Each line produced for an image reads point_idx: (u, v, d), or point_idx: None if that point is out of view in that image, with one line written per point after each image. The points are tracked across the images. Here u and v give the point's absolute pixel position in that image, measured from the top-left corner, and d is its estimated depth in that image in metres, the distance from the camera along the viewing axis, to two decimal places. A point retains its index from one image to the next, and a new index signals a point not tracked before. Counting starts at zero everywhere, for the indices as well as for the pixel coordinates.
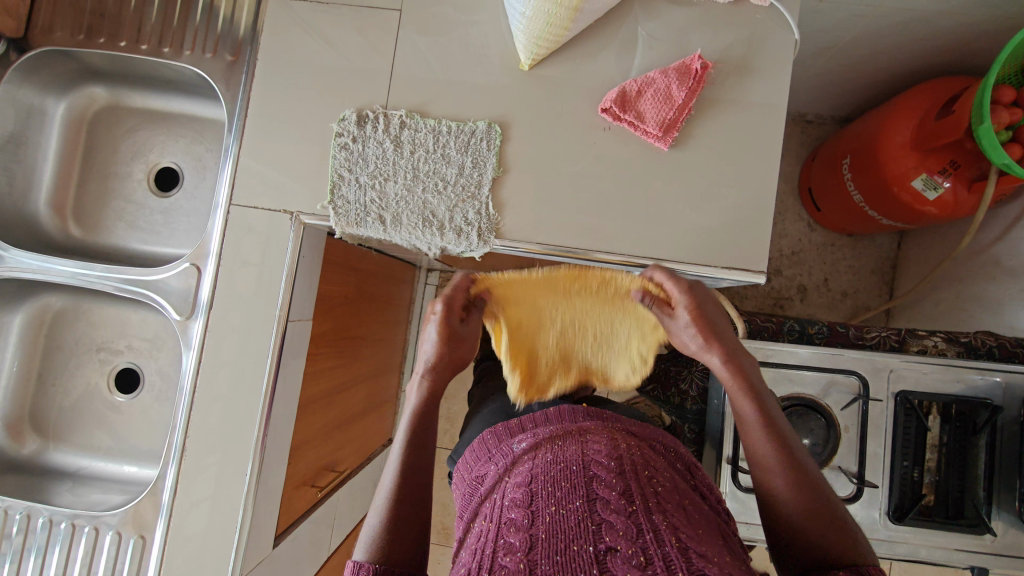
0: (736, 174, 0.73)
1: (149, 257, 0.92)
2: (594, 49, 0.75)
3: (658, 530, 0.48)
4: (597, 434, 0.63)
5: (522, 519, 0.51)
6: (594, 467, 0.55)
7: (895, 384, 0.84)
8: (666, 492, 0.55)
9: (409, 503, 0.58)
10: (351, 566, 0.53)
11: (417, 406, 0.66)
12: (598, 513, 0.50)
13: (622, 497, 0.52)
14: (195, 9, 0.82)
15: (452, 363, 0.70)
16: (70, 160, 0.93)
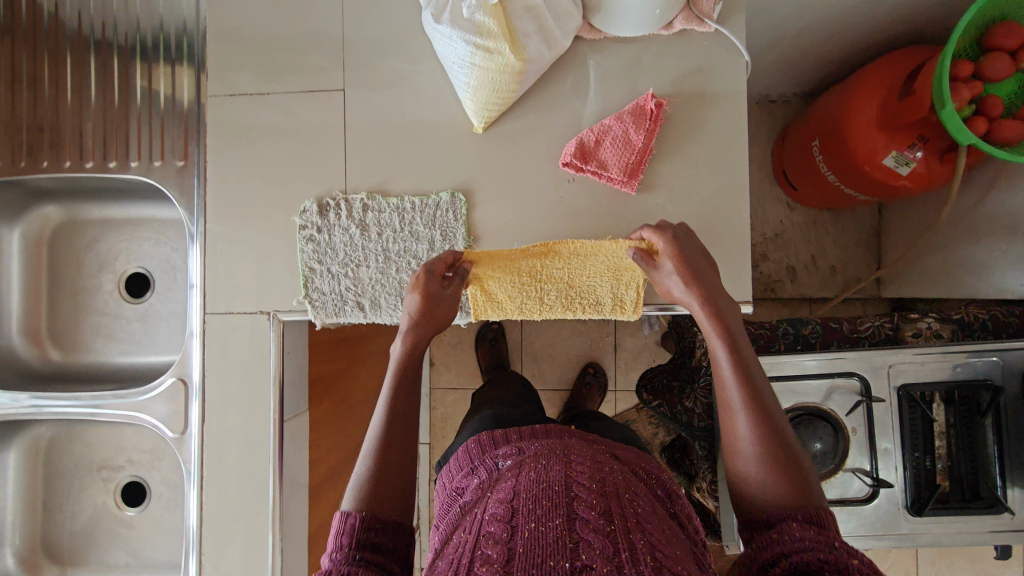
0: (709, 207, 0.72)
1: (134, 369, 0.90)
2: (544, 102, 0.73)
3: (635, 549, 0.45)
4: (580, 455, 0.60)
5: (500, 532, 0.48)
6: (576, 487, 0.52)
7: (895, 379, 0.84)
8: (648, 515, 0.52)
9: (386, 465, 0.54)
10: (339, 516, 0.50)
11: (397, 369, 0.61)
12: (577, 532, 0.46)
13: (602, 517, 0.49)
14: (134, 95, 0.83)
15: (429, 318, 0.64)
16: (35, 284, 0.91)
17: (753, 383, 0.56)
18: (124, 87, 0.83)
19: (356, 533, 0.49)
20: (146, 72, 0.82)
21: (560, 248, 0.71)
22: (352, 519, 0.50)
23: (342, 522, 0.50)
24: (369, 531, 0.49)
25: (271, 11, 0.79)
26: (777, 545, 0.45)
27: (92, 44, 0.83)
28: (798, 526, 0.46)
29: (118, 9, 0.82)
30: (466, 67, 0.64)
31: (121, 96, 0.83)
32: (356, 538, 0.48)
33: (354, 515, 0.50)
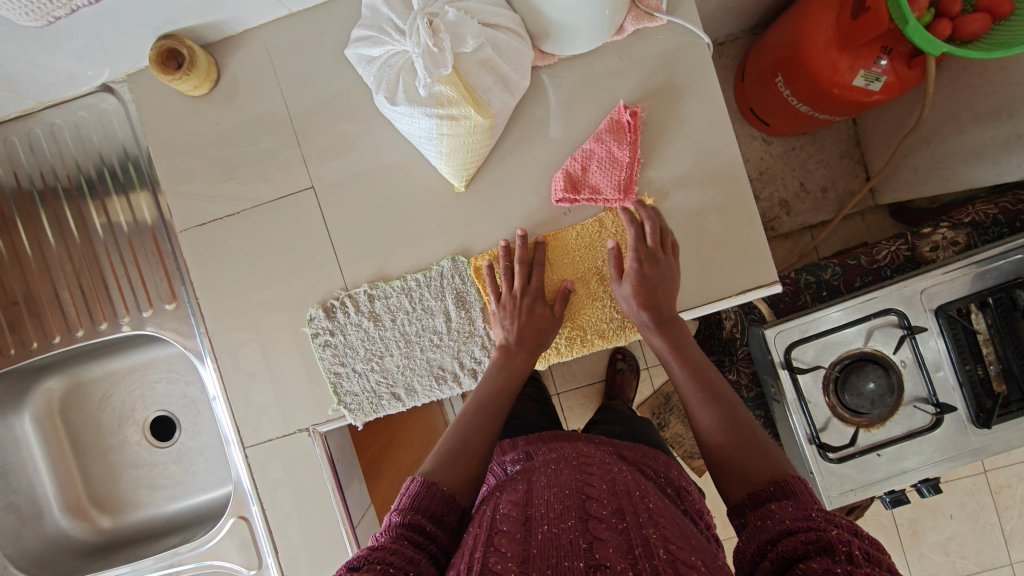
0: (710, 198, 0.69)
1: (185, 513, 0.88)
2: (517, 141, 0.71)
3: (650, 544, 0.41)
4: (588, 460, 0.56)
5: (516, 534, 0.43)
6: (587, 489, 0.48)
7: (929, 304, 0.83)
8: (661, 510, 0.48)
9: (462, 455, 0.57)
10: (415, 481, 0.52)
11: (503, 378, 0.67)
12: (591, 530, 0.42)
13: (614, 515, 0.44)
14: (99, 238, 0.78)
15: (541, 332, 0.69)
16: (62, 458, 0.88)
17: (717, 391, 0.61)
18: (83, 230, 0.78)
19: (431, 502, 0.50)
20: (101, 208, 0.77)
21: (565, 237, 0.71)
22: (431, 488, 0.51)
23: (421, 487, 0.51)
24: (433, 510, 0.50)
25: (212, 125, 0.75)
26: (763, 530, 0.46)
27: (36, 196, 0.78)
28: (778, 507, 0.46)
29: (52, 155, 0.77)
30: (434, 138, 0.61)
31: (84, 242, 0.78)
32: (428, 505, 0.50)
33: (435, 485, 0.52)
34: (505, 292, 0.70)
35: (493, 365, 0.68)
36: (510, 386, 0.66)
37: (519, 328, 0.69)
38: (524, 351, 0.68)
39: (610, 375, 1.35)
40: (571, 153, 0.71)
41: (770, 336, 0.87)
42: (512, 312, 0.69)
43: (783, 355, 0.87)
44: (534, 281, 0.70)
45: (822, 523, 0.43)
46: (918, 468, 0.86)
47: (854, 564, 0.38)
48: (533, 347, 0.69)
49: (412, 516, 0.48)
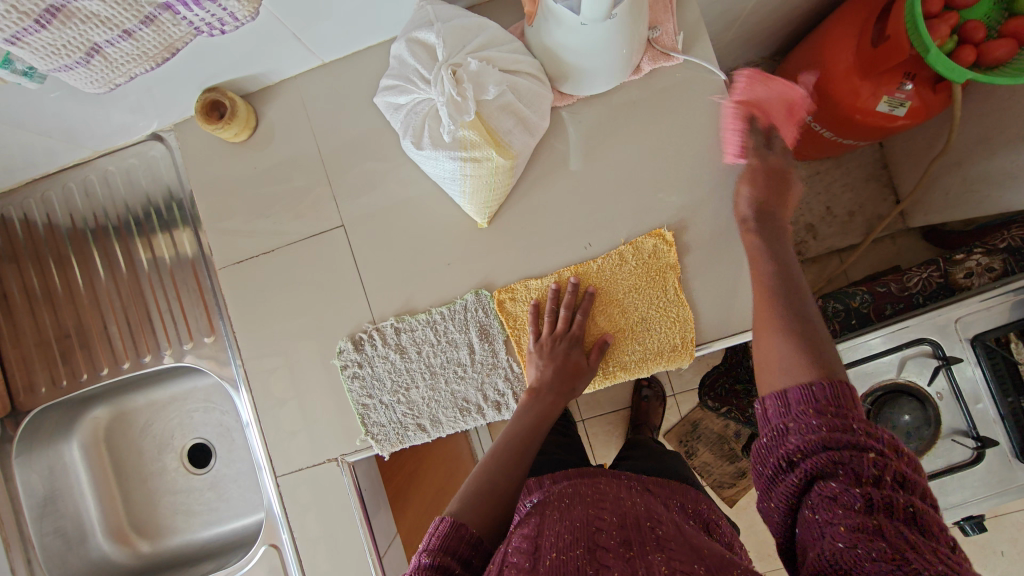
0: (731, 229, 0.70)
1: (219, 539, 0.90)
2: (538, 177, 0.73)
3: (653, 567, 0.41)
4: (600, 494, 0.56)
5: (525, 563, 0.43)
6: (597, 521, 0.48)
7: (966, 333, 0.81)
8: (671, 536, 0.47)
9: (489, 492, 0.57)
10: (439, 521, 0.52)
11: (533, 415, 0.68)
12: (597, 559, 0.42)
13: (622, 545, 0.44)
14: (144, 274, 0.83)
15: (571, 377, 0.70)
16: (105, 484, 0.92)
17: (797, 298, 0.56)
18: (131, 266, 0.83)
19: (458, 544, 0.49)
20: (148, 246, 0.82)
21: (586, 270, 0.72)
22: (459, 529, 0.51)
23: (449, 528, 0.51)
24: (454, 543, 0.49)
25: (251, 168, 0.80)
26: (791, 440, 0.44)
27: (90, 236, 0.83)
28: (817, 411, 0.44)
29: (105, 199, 0.83)
30: (458, 179, 0.64)
31: (132, 278, 0.83)
32: (453, 546, 0.49)
33: (463, 526, 0.51)
34: (545, 334, 0.71)
35: (522, 405, 0.70)
36: (539, 429, 0.67)
37: (552, 371, 0.70)
38: (555, 392, 0.69)
39: (635, 403, 1.33)
40: (592, 186, 0.72)
41: None
42: (546, 353, 0.71)
43: None
44: (575, 328, 0.70)
45: (860, 438, 0.41)
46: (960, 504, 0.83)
47: (878, 488, 0.38)
48: (560, 392, 0.69)
49: (440, 557, 0.48)
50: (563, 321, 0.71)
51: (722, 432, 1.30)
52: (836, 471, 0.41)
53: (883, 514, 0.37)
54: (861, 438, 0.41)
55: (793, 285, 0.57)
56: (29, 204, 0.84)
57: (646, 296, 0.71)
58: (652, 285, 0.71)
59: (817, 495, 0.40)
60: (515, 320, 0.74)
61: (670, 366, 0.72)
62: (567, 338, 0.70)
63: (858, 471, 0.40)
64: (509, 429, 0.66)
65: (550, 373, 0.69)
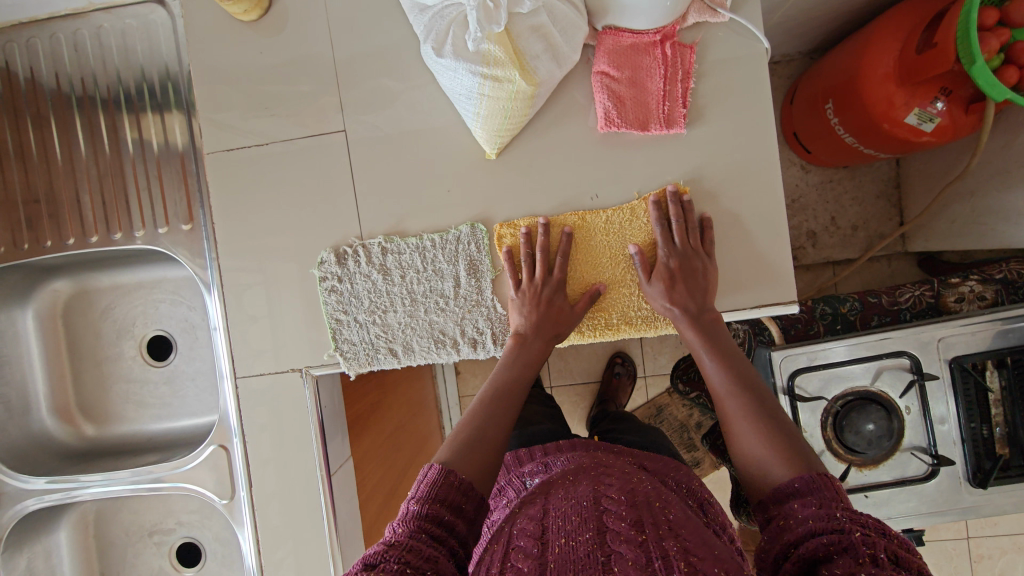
0: (741, 205, 0.68)
1: (172, 434, 0.88)
2: (557, 118, 0.69)
3: (669, 557, 0.42)
4: (608, 467, 0.57)
5: (532, 550, 0.45)
6: (605, 500, 0.49)
7: (945, 353, 0.81)
8: (680, 521, 0.49)
9: (472, 445, 0.56)
10: (429, 471, 0.52)
11: (512, 365, 0.65)
12: (608, 543, 0.43)
13: (633, 527, 0.45)
14: (127, 149, 0.78)
15: (559, 323, 0.68)
16: (58, 361, 0.89)
17: (756, 395, 0.58)
18: (114, 142, 0.78)
19: (449, 492, 0.50)
20: (133, 121, 0.77)
21: (592, 220, 0.69)
22: (448, 477, 0.51)
23: (437, 476, 0.51)
24: (445, 496, 0.50)
25: (257, 55, 0.75)
26: (784, 532, 0.45)
27: (73, 99, 0.78)
28: (805, 511, 0.45)
29: (93, 60, 0.77)
30: (474, 98, 0.61)
31: (113, 153, 0.78)
32: (446, 495, 0.50)
33: (453, 473, 0.52)
34: (527, 280, 0.69)
35: (507, 353, 0.67)
36: (524, 377, 0.65)
37: (536, 318, 0.68)
38: (541, 339, 0.67)
39: (606, 377, 1.33)
40: (610, 136, 0.69)
41: (776, 359, 0.85)
42: (532, 301, 0.68)
43: (786, 382, 0.85)
44: (557, 272, 0.69)
45: (845, 524, 0.42)
46: (905, 516, 0.84)
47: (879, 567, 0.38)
48: (548, 338, 0.67)
49: (430, 506, 0.48)
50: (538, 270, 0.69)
51: (684, 421, 1.31)
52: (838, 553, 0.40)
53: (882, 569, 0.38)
54: (845, 523, 0.42)
55: (752, 384, 0.59)
56: (12, 51, 0.77)
57: (651, 253, 0.69)
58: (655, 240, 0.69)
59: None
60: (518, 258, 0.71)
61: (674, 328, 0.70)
62: (547, 286, 0.68)
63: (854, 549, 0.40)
64: (496, 379, 0.64)
65: (533, 317, 0.68)
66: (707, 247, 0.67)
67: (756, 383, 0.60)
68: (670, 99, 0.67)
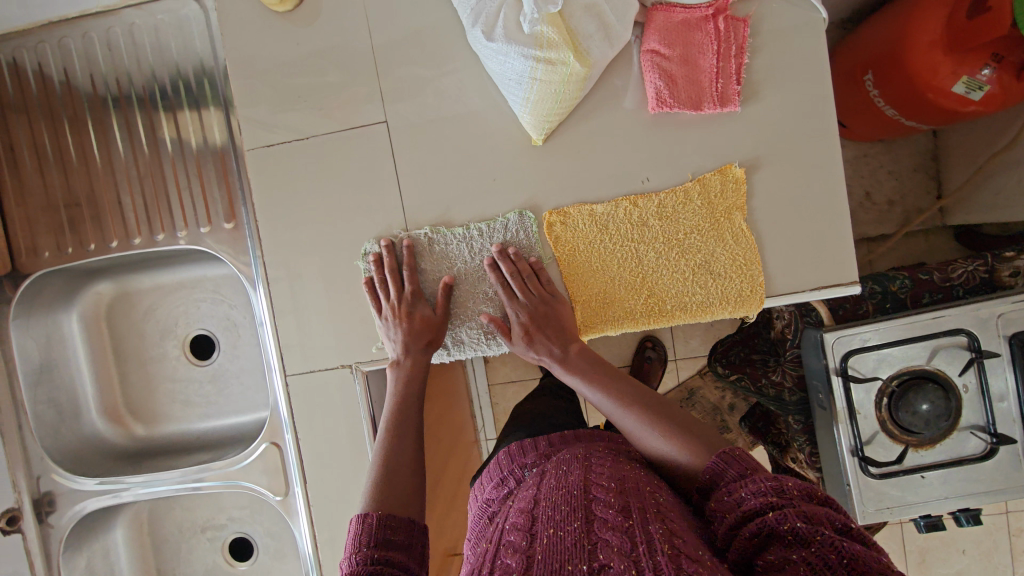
0: (798, 184, 0.66)
1: (219, 431, 0.89)
2: (605, 100, 0.67)
3: (654, 542, 0.41)
4: (600, 452, 0.56)
5: (521, 542, 0.44)
6: (593, 487, 0.48)
7: (1005, 329, 0.79)
8: (670, 507, 0.48)
9: (384, 492, 0.56)
10: (354, 522, 0.52)
11: (399, 391, 0.67)
12: (594, 531, 0.43)
13: (620, 513, 0.44)
14: (165, 147, 0.77)
15: (428, 336, 0.69)
16: (104, 363, 0.89)
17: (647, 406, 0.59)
18: (152, 141, 0.77)
19: (371, 535, 0.50)
20: (172, 120, 0.77)
21: (645, 204, 0.68)
22: (366, 523, 0.51)
23: (358, 525, 0.51)
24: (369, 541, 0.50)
25: (289, 45, 0.72)
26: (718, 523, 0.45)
27: (110, 100, 0.77)
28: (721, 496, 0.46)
29: (129, 60, 0.76)
30: (525, 83, 0.59)
31: (154, 152, 0.77)
32: (371, 541, 0.50)
33: (367, 517, 0.52)
34: (387, 305, 0.71)
35: (397, 380, 0.68)
36: (412, 398, 0.67)
37: (407, 334, 0.69)
38: (420, 359, 0.69)
39: (637, 362, 1.32)
40: (660, 116, 0.67)
41: (828, 341, 0.83)
42: (398, 322, 0.69)
43: (840, 363, 0.83)
44: (408, 288, 0.71)
45: (757, 503, 0.43)
46: (963, 497, 0.82)
47: (803, 543, 0.38)
48: (420, 356, 0.69)
49: (357, 556, 0.49)
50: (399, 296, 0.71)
51: (717, 403, 1.27)
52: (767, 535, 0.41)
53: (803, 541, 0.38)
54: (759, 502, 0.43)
55: (645, 397, 0.61)
56: (45, 51, 0.77)
57: (705, 234, 0.67)
58: (709, 220, 0.67)
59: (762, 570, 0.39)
60: (570, 242, 0.69)
61: (733, 314, 0.68)
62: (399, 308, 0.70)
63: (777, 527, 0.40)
64: (387, 419, 0.65)
65: (410, 337, 0.69)
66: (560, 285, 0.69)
67: (644, 395, 0.61)
68: (722, 77, 0.65)
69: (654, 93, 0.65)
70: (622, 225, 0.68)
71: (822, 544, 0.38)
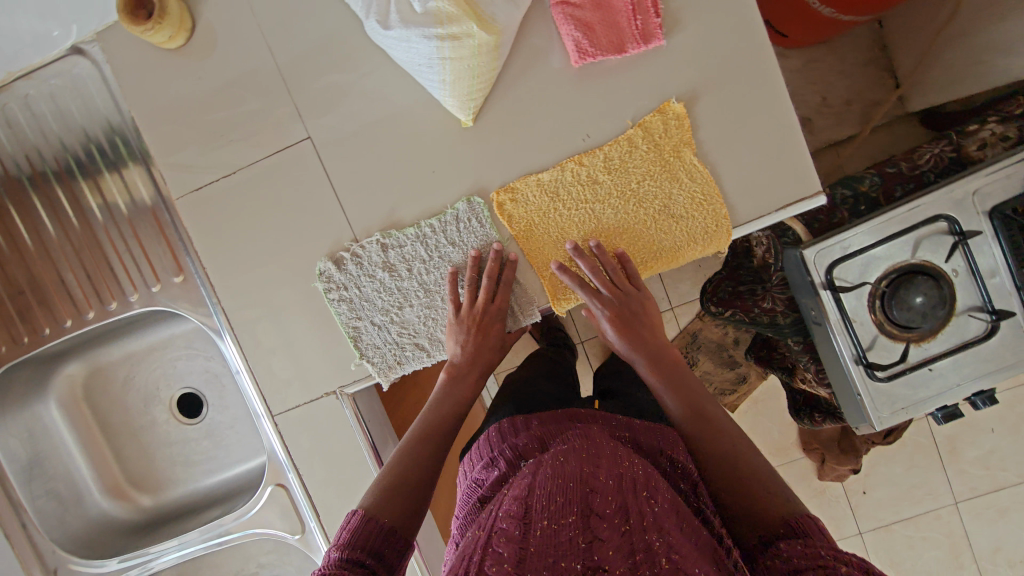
0: (739, 106, 0.63)
1: (226, 485, 0.87)
2: (525, 64, 0.64)
3: (653, 554, 0.42)
4: (598, 444, 0.55)
5: (514, 530, 0.43)
6: (593, 480, 0.48)
7: (983, 205, 0.77)
8: (667, 509, 0.48)
9: (398, 485, 0.57)
10: (351, 520, 0.54)
11: (442, 404, 0.66)
12: (592, 530, 0.43)
13: (618, 515, 0.45)
14: (94, 217, 0.74)
15: (490, 349, 0.68)
16: (95, 444, 0.87)
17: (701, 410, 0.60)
18: (80, 212, 0.74)
19: (370, 538, 0.52)
20: (94, 187, 0.73)
21: (590, 162, 0.65)
22: (369, 524, 0.53)
23: (359, 524, 0.53)
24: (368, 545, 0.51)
25: (192, 81, 0.69)
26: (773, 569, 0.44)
27: (25, 181, 0.74)
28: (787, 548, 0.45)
29: (34, 135, 0.72)
30: (436, 65, 0.56)
31: (82, 222, 0.74)
32: (370, 542, 0.51)
33: (373, 520, 0.53)
34: (464, 308, 0.67)
35: (440, 386, 0.67)
36: (456, 411, 0.66)
37: (470, 345, 0.67)
38: (474, 373, 0.67)
39: None
40: (585, 68, 0.64)
41: (810, 257, 0.81)
42: (466, 327, 0.67)
43: (826, 276, 0.81)
44: (497, 301, 0.67)
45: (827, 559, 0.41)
46: (975, 380, 0.81)
47: None
48: (475, 368, 0.67)
49: (354, 553, 0.50)
50: (478, 299, 0.67)
51: (720, 340, 1.27)
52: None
53: None
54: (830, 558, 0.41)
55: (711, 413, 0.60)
56: None
57: (659, 179, 0.65)
58: (659, 163, 0.65)
59: None
60: (524, 216, 0.67)
61: (705, 252, 0.66)
62: (483, 318, 0.67)
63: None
64: (422, 419, 0.65)
65: (468, 353, 0.67)
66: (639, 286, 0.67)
67: (704, 401, 0.62)
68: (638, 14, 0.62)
69: (573, 45, 0.62)
70: (573, 188, 0.66)
71: None
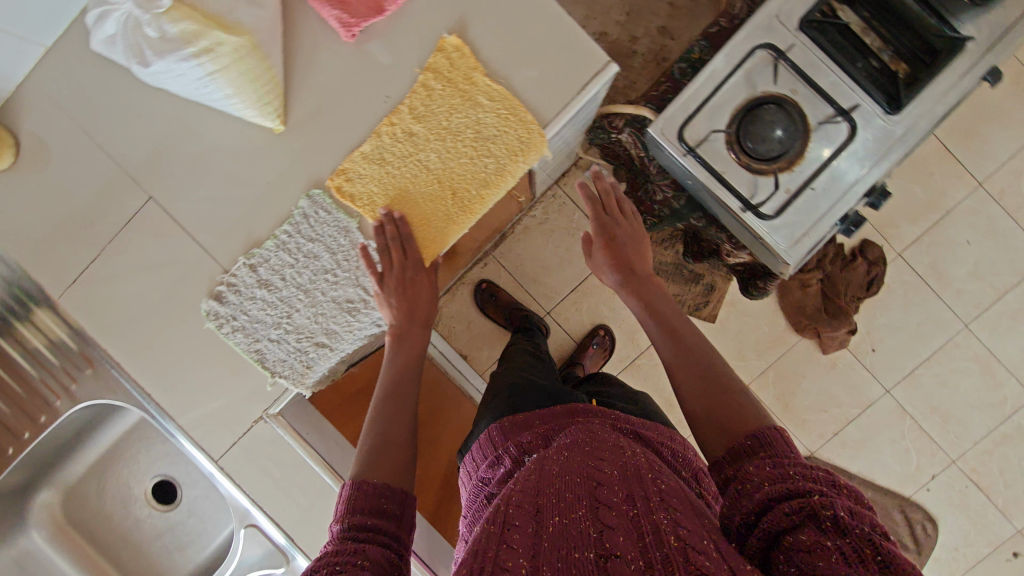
0: (506, 18, 0.67)
1: (218, 552, 0.89)
2: (307, 57, 0.68)
3: (662, 532, 0.39)
4: (602, 435, 0.52)
5: (526, 525, 0.41)
6: (598, 470, 0.45)
7: (790, 23, 0.79)
8: (674, 490, 0.45)
9: (383, 442, 0.60)
10: (345, 490, 0.54)
11: (395, 364, 0.68)
12: (601, 518, 0.40)
13: (625, 501, 0.42)
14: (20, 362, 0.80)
15: (420, 304, 0.71)
16: (87, 559, 0.90)
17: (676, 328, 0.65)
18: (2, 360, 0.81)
19: (366, 499, 0.52)
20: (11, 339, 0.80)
21: (399, 118, 0.68)
22: (363, 487, 0.53)
23: (353, 491, 0.53)
24: (364, 511, 0.51)
25: (28, 189, 0.73)
26: (741, 496, 0.44)
27: None
28: (757, 474, 0.45)
29: None
30: (207, 81, 0.61)
31: (11, 371, 0.80)
32: (366, 504, 0.52)
33: (366, 483, 0.54)
34: (383, 274, 0.70)
35: (389, 350, 0.70)
36: (409, 366, 0.68)
37: (399, 308, 0.69)
38: (413, 331, 0.70)
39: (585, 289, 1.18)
40: (360, 39, 0.68)
41: (657, 133, 0.82)
42: (392, 291, 0.69)
43: (681, 144, 0.81)
44: (409, 255, 0.70)
45: (801, 485, 0.41)
46: (860, 182, 0.79)
47: (844, 534, 0.37)
48: (413, 324, 0.70)
49: (350, 519, 0.50)
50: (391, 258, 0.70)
51: (676, 261, 1.25)
52: (799, 518, 0.39)
53: (843, 529, 0.37)
54: (803, 484, 0.41)
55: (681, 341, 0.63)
56: None
57: (465, 109, 0.68)
58: (458, 95, 0.68)
59: (784, 548, 0.38)
60: (360, 187, 0.70)
61: (530, 162, 0.69)
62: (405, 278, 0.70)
63: (816, 511, 0.39)
64: (384, 381, 0.67)
65: (400, 312, 0.69)
66: (627, 214, 0.77)
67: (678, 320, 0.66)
68: None
69: (338, 23, 0.66)
70: (393, 146, 0.69)
71: (864, 540, 0.36)
